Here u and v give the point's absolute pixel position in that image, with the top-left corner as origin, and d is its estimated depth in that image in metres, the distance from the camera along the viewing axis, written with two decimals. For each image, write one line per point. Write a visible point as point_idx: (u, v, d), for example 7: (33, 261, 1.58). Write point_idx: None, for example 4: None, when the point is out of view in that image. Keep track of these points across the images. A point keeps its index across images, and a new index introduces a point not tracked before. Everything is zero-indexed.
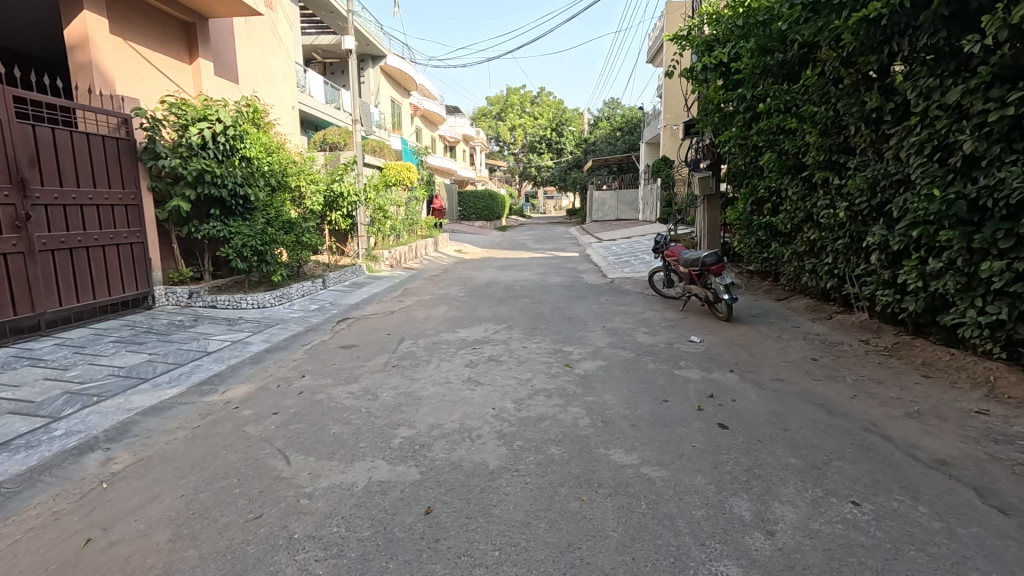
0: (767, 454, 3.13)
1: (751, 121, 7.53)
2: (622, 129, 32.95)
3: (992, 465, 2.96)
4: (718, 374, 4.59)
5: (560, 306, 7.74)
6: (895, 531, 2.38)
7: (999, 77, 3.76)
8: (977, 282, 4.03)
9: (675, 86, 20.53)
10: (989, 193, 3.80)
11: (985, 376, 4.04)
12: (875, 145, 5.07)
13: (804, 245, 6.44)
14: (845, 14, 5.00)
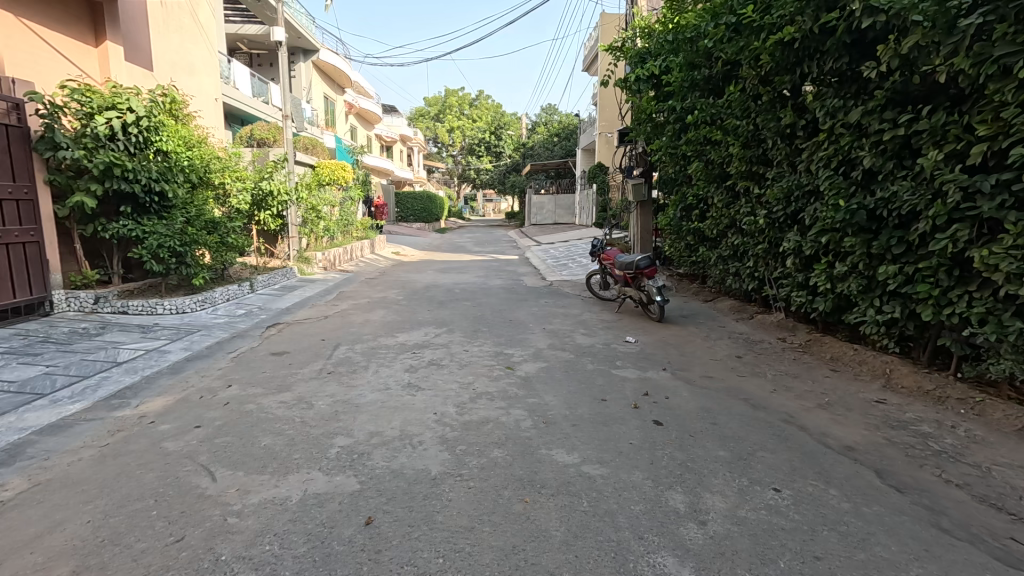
0: (699, 447, 3.30)
1: (680, 131, 7.93)
2: (559, 135, 33.66)
3: (889, 449, 3.30)
4: (652, 373, 4.79)
5: (501, 309, 7.76)
6: (811, 514, 2.59)
7: (893, 101, 4.20)
8: (875, 284, 4.47)
9: (609, 96, 21.25)
10: (885, 204, 4.24)
11: (883, 369, 4.48)
12: (790, 158, 5.50)
13: (727, 249, 6.87)
14: (763, 36, 5.39)
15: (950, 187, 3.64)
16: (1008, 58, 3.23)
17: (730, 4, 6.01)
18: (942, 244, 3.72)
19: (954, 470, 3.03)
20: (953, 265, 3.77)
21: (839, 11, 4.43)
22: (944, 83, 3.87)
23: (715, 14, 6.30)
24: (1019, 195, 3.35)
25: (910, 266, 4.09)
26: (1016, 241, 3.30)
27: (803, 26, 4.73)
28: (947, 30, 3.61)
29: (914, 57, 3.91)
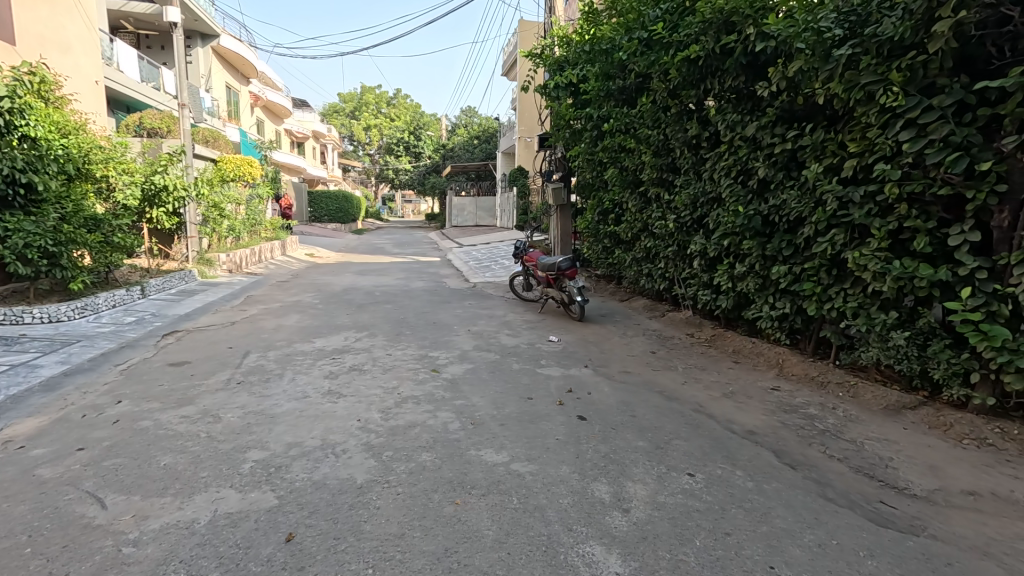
0: (620, 439, 3.47)
1: (597, 138, 8.27)
2: (479, 138, 33.83)
3: (783, 431, 3.67)
4: (575, 370, 4.96)
5: (424, 311, 7.63)
6: (721, 494, 2.81)
7: (782, 118, 4.69)
8: (769, 283, 4.95)
9: (528, 101, 21.71)
10: (776, 211, 4.72)
11: (776, 359, 4.96)
12: (695, 166, 5.94)
13: (641, 252, 7.26)
14: (671, 53, 5.77)
15: (829, 196, 4.13)
16: (871, 86, 3.70)
17: (641, 20, 6.37)
18: (823, 247, 4.21)
19: (835, 446, 3.43)
20: (832, 265, 4.28)
21: (736, 34, 4.86)
22: (822, 105, 4.38)
23: (628, 28, 6.66)
24: (881, 205, 3.87)
25: (798, 267, 4.58)
26: (880, 245, 3.81)
27: (706, 45, 5.13)
28: (824, 58, 4.08)
29: (798, 80, 4.38)
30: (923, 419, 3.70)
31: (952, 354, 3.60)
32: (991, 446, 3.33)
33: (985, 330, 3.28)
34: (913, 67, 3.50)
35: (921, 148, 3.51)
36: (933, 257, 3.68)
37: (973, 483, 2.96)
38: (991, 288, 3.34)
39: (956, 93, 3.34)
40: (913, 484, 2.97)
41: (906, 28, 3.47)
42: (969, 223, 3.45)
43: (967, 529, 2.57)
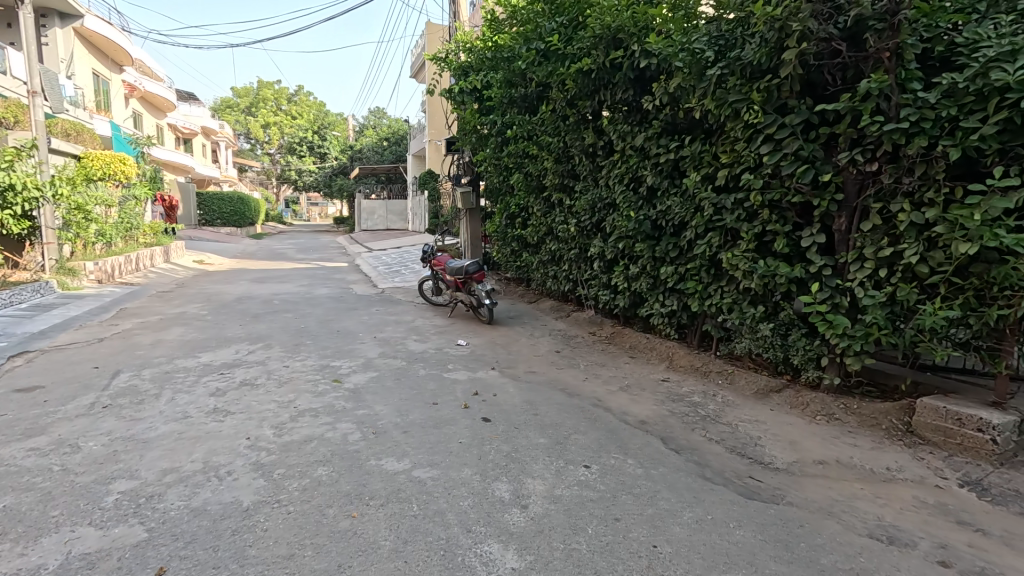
0: (522, 437, 3.56)
1: (501, 144, 8.41)
2: (389, 140, 33.00)
3: (670, 418, 3.97)
4: (482, 373, 5.01)
5: (327, 320, 7.29)
6: (613, 482, 2.99)
7: (666, 130, 5.08)
8: (659, 283, 5.35)
9: (437, 104, 21.53)
10: (663, 216, 5.10)
11: (667, 352, 5.35)
12: (592, 173, 6.25)
13: (546, 254, 7.48)
14: (568, 65, 6.04)
15: (706, 203, 4.54)
16: (737, 104, 4.14)
17: (539, 31, 6.59)
18: (703, 249, 4.63)
19: (714, 430, 3.77)
20: (711, 265, 4.71)
21: (623, 50, 5.21)
22: (699, 120, 4.80)
23: (526, 38, 6.84)
24: (748, 211, 4.33)
25: (683, 267, 4.99)
26: (749, 246, 4.26)
27: (597, 59, 5.43)
28: (697, 77, 4.49)
29: (678, 95, 4.78)
30: (786, 401, 4.18)
31: (807, 341, 4.11)
32: (837, 420, 3.85)
33: (831, 319, 3.79)
34: (769, 89, 3.95)
35: (777, 160, 3.97)
36: (790, 257, 4.18)
37: (822, 453, 3.41)
38: (834, 283, 3.86)
39: (803, 114, 3.82)
40: (776, 458, 3.35)
41: (762, 54, 3.91)
42: (817, 227, 3.97)
43: (816, 493, 2.95)
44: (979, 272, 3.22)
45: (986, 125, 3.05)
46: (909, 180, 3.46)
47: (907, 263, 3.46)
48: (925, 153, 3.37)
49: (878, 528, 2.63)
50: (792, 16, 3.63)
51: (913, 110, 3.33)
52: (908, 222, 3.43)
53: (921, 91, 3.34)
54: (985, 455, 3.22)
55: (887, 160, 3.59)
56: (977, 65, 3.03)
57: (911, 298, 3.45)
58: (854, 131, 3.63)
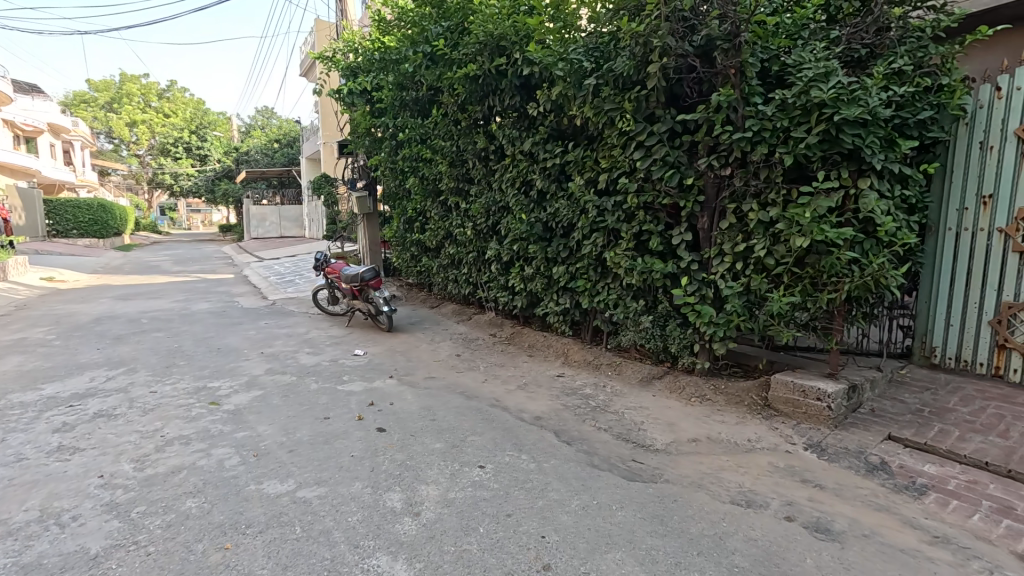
0: (418, 444, 3.51)
1: (396, 148, 8.23)
2: (279, 142, 30.95)
3: (563, 412, 4.13)
4: (378, 383, 4.85)
5: (205, 337, 6.65)
6: (507, 479, 3.05)
7: (552, 136, 5.31)
8: (553, 282, 5.55)
9: (327, 105, 20.55)
10: (553, 219, 5.31)
11: (563, 348, 5.56)
12: (485, 177, 6.34)
13: (446, 258, 7.44)
14: (455, 70, 6.07)
15: (590, 206, 4.81)
16: (612, 112, 4.44)
17: (425, 35, 6.56)
18: (589, 249, 4.89)
19: (603, 419, 3.99)
20: (597, 264, 4.99)
21: (507, 58, 5.36)
22: (581, 127, 5.06)
23: (414, 41, 6.76)
24: (626, 213, 4.64)
25: (573, 267, 5.24)
26: (628, 245, 4.58)
27: (483, 65, 5.53)
28: (576, 86, 4.74)
29: (560, 103, 5.01)
30: (666, 386, 4.53)
31: (682, 331, 4.50)
32: (708, 400, 4.25)
33: (699, 310, 4.18)
34: (638, 99, 4.26)
35: (649, 165, 4.31)
36: (664, 254, 4.55)
37: (696, 431, 3.74)
38: (701, 277, 4.26)
39: (668, 123, 4.19)
40: (656, 440, 3.62)
41: (631, 67, 4.22)
42: (685, 226, 4.35)
43: (689, 469, 3.23)
44: (812, 263, 3.72)
45: (810, 135, 3.54)
46: (755, 183, 3.91)
47: (757, 257, 3.92)
48: (766, 159, 3.84)
49: (738, 494, 2.95)
50: (653, 33, 3.95)
51: (756, 122, 3.77)
52: (756, 220, 3.88)
53: (761, 105, 3.79)
54: (824, 421, 3.72)
55: (738, 165, 4.03)
56: (801, 84, 3.51)
57: (762, 288, 3.91)
58: (710, 139, 4.04)
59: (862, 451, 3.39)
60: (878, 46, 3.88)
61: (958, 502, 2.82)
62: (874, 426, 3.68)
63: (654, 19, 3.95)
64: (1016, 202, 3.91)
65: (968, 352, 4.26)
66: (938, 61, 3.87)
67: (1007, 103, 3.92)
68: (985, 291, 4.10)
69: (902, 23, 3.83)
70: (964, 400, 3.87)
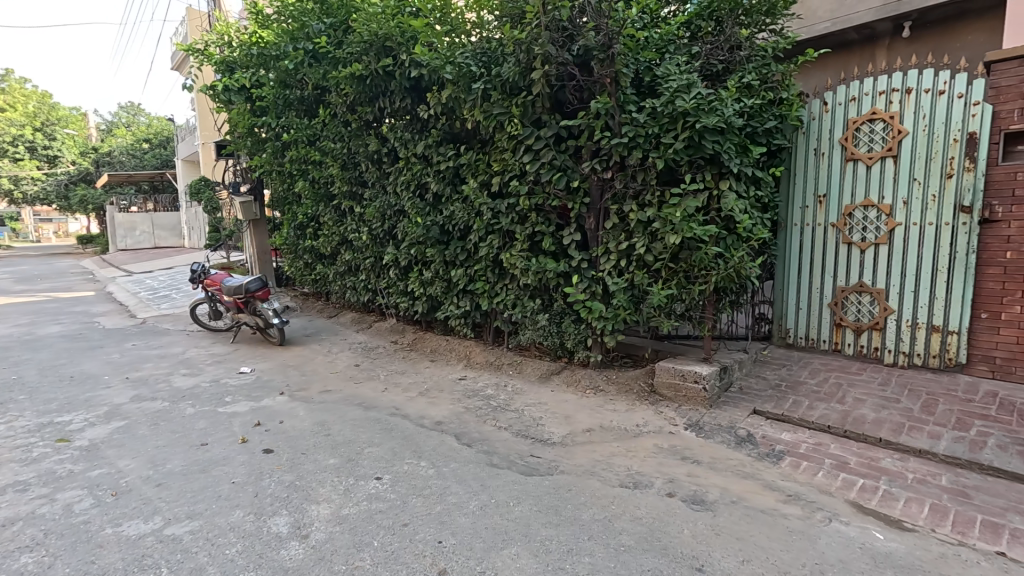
0: (309, 462, 3.32)
1: (281, 150, 7.71)
2: (149, 142, 27.75)
3: (465, 415, 4.13)
4: (267, 401, 4.52)
5: (54, 365, 5.75)
6: (405, 488, 2.98)
7: (445, 138, 5.30)
8: (452, 285, 5.54)
9: (205, 102, 18.78)
10: (450, 222, 5.29)
11: (465, 351, 5.55)
12: (379, 180, 6.16)
13: (342, 265, 7.12)
14: (341, 69, 5.83)
15: (484, 208, 4.86)
16: (501, 116, 4.53)
17: (306, 31, 6.24)
18: (486, 251, 4.94)
19: (503, 418, 4.05)
20: (494, 266, 5.06)
21: (394, 59, 5.26)
22: (473, 130, 5.11)
23: (294, 37, 6.39)
24: (520, 215, 4.75)
25: (471, 269, 5.27)
26: (523, 246, 4.70)
27: (370, 65, 5.36)
28: (466, 90, 4.77)
29: (451, 105, 5.02)
30: (564, 381, 4.71)
31: (576, 326, 4.69)
32: (601, 391, 4.47)
33: (589, 306, 4.40)
34: (525, 104, 4.39)
35: (537, 168, 4.45)
36: (557, 254, 4.72)
37: (590, 422, 3.92)
38: (590, 274, 4.48)
39: (553, 127, 4.35)
40: (553, 434, 3.75)
41: (517, 73, 4.34)
42: (574, 227, 4.54)
43: (583, 458, 3.38)
44: (685, 258, 4.07)
45: (677, 141, 3.87)
46: (634, 185, 4.20)
47: (638, 254, 4.20)
48: (642, 163, 4.14)
49: (627, 477, 3.14)
50: (534, 41, 4.11)
51: (631, 128, 4.04)
52: (636, 219, 4.16)
53: (635, 112, 4.07)
54: (700, 401, 4.08)
55: (618, 168, 4.30)
56: (667, 94, 3.82)
57: (643, 282, 4.19)
58: (592, 144, 4.28)
59: (732, 426, 3.77)
60: (731, 63, 4.34)
61: (807, 462, 3.24)
62: (742, 403, 4.10)
63: (535, 28, 4.10)
64: (843, 200, 4.58)
65: (815, 331, 4.89)
66: (778, 77, 4.42)
67: (832, 115, 4.58)
68: (825, 278, 4.74)
69: (750, 43, 4.32)
70: (812, 373, 4.45)
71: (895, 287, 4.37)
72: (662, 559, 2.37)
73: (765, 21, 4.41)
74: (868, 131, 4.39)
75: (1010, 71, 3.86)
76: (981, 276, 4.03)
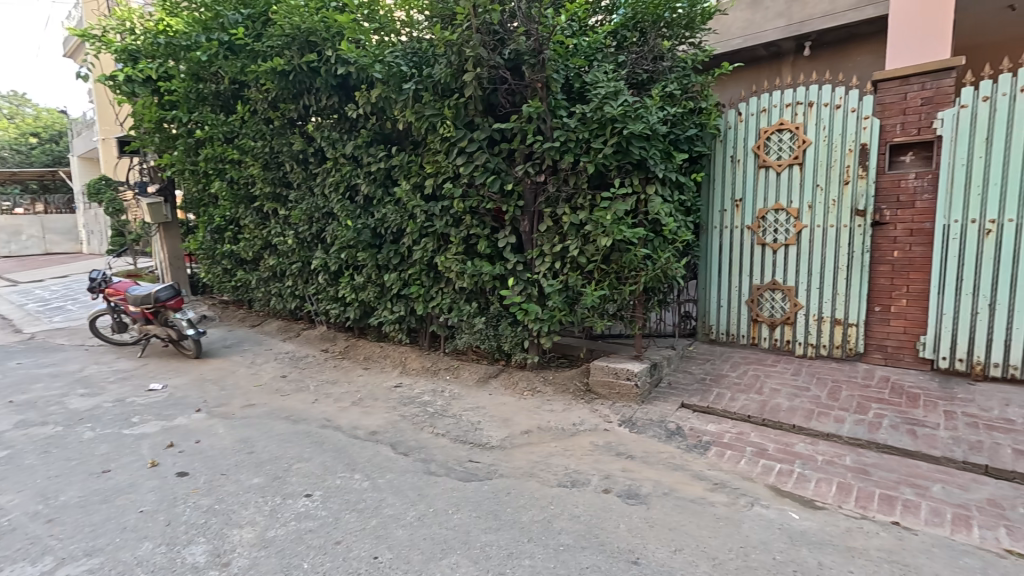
0: (231, 483, 3.08)
1: (195, 147, 7.15)
2: (37, 137, 24.84)
3: (401, 423, 4.01)
4: (181, 419, 4.16)
5: None
6: (337, 504, 2.84)
7: (375, 139, 5.15)
8: (386, 290, 5.38)
9: (104, 93, 17.07)
10: (382, 224, 5.14)
11: (400, 357, 5.40)
12: (305, 181, 5.88)
13: (266, 271, 6.72)
14: (260, 63, 5.50)
15: (418, 211, 4.77)
16: (433, 118, 4.46)
17: (221, 21, 5.84)
18: (420, 254, 4.85)
19: (441, 424, 3.98)
20: (429, 269, 4.98)
21: (318, 55, 5.05)
22: (405, 131, 5.01)
23: (208, 27, 5.97)
24: (454, 217, 4.70)
25: (405, 273, 5.14)
26: (458, 249, 4.65)
27: (292, 61, 5.09)
28: (397, 90, 4.66)
29: (381, 105, 4.88)
30: (502, 384, 4.70)
31: (513, 328, 4.70)
32: (539, 392, 4.51)
33: (525, 308, 4.42)
34: (457, 107, 4.36)
35: (471, 171, 4.42)
36: (492, 257, 4.71)
37: (528, 423, 3.94)
38: (526, 277, 4.50)
39: (486, 130, 4.34)
40: (492, 437, 3.73)
41: (448, 74, 4.31)
42: (509, 229, 4.55)
43: (522, 460, 3.38)
44: (617, 260, 4.20)
45: (606, 146, 4.00)
46: (566, 189, 4.29)
47: (571, 256, 4.28)
48: (573, 167, 4.23)
49: (565, 476, 3.18)
50: (465, 43, 4.10)
51: (562, 133, 4.12)
52: (569, 222, 4.24)
53: (566, 118, 4.16)
54: (633, 398, 4.22)
55: (550, 172, 4.37)
56: (596, 101, 3.93)
57: (577, 284, 4.28)
58: (525, 147, 4.31)
59: (663, 420, 3.93)
60: (655, 73, 4.55)
61: (730, 451, 3.43)
62: (672, 397, 4.29)
63: (466, 30, 4.08)
64: (757, 204, 4.92)
65: (735, 327, 5.21)
66: (698, 88, 4.68)
67: (746, 125, 4.92)
68: (743, 277, 5.07)
69: (672, 55, 4.55)
70: (733, 366, 4.74)
71: (803, 285, 4.76)
72: (600, 555, 2.41)
73: (685, 35, 4.67)
74: (776, 141, 4.76)
75: (894, 90, 4.28)
76: (873, 273, 4.47)
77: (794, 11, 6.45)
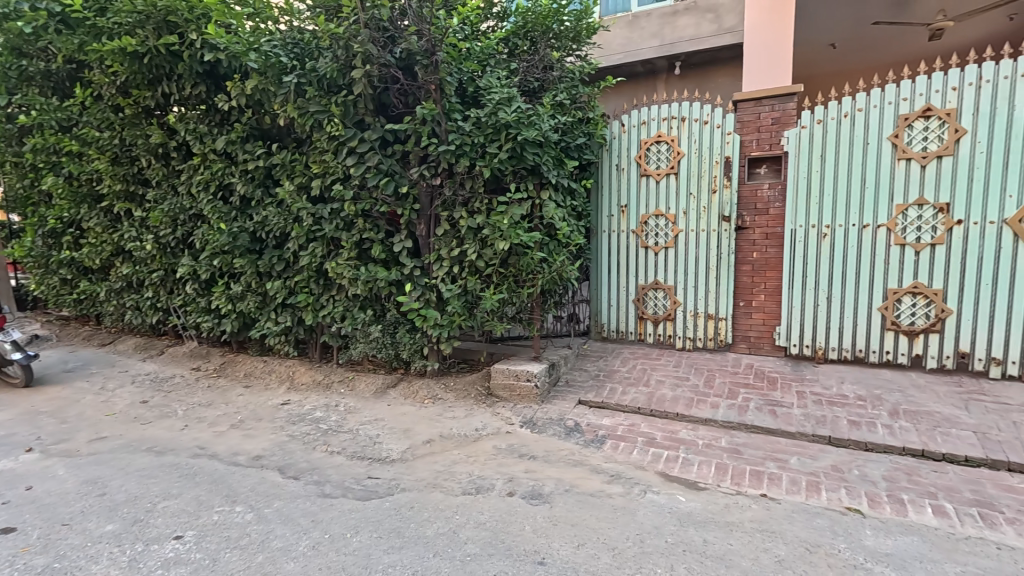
0: (76, 534, 2.60)
1: (18, 136, 5.99)
2: None
3: (289, 444, 3.69)
4: (4, 463, 3.43)
5: None
6: (216, 543, 2.52)
7: (251, 135, 4.71)
8: (269, 299, 4.93)
9: None
10: (262, 228, 4.70)
11: (288, 372, 4.98)
12: (167, 179, 5.20)
13: (118, 281, 5.82)
14: (104, 41, 4.75)
15: (303, 214, 4.43)
16: (318, 114, 4.17)
17: None
18: (307, 260, 4.51)
19: (335, 441, 3.73)
20: (318, 276, 4.65)
21: (180, 38, 4.49)
22: (287, 128, 4.65)
23: None
24: (345, 221, 4.43)
25: (291, 280, 4.76)
26: (350, 253, 4.40)
27: (145, 41, 4.45)
28: (276, 83, 4.30)
29: (258, 98, 4.47)
30: (401, 393, 4.53)
31: (411, 335, 4.56)
32: (441, 399, 4.42)
33: (424, 315, 4.29)
34: (345, 104, 4.13)
35: (362, 172, 4.21)
36: (388, 262, 4.53)
37: (430, 432, 3.84)
38: (423, 282, 4.39)
39: (378, 131, 4.17)
40: (392, 451, 3.57)
41: (334, 69, 4.05)
42: (404, 234, 4.41)
43: (424, 472, 3.28)
44: (514, 263, 4.26)
45: (502, 151, 4.03)
46: (462, 192, 4.26)
47: (469, 260, 4.25)
48: (469, 171, 4.21)
49: (469, 483, 3.13)
50: (353, 38, 3.90)
51: (457, 136, 4.08)
52: (467, 226, 4.22)
53: (460, 121, 4.12)
54: (533, 399, 4.30)
55: (446, 175, 4.31)
56: (490, 106, 3.94)
57: (476, 288, 4.26)
58: (420, 149, 4.20)
59: (562, 418, 4.05)
60: (546, 81, 4.71)
61: (624, 443, 3.63)
62: (569, 395, 4.44)
63: (353, 24, 3.90)
64: (640, 210, 5.29)
65: (624, 325, 5.55)
66: (586, 98, 4.92)
67: (628, 136, 5.27)
68: (630, 277, 5.42)
69: (561, 65, 4.73)
70: (624, 362, 5.04)
71: (681, 284, 5.20)
72: (506, 561, 2.40)
73: (572, 47, 4.87)
74: (656, 152, 5.15)
75: (750, 109, 4.83)
76: (738, 272, 5.02)
77: (667, 32, 7.06)
